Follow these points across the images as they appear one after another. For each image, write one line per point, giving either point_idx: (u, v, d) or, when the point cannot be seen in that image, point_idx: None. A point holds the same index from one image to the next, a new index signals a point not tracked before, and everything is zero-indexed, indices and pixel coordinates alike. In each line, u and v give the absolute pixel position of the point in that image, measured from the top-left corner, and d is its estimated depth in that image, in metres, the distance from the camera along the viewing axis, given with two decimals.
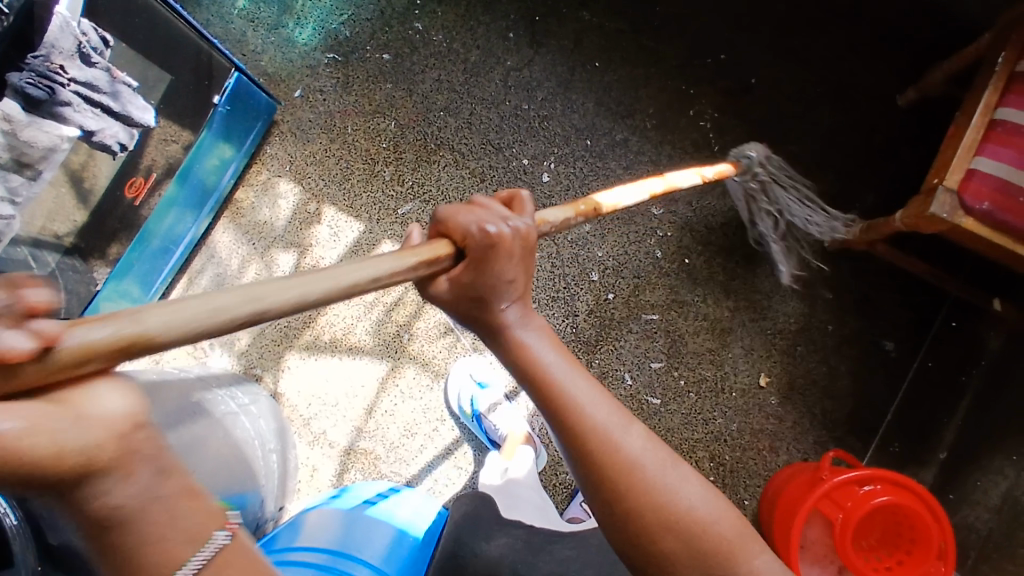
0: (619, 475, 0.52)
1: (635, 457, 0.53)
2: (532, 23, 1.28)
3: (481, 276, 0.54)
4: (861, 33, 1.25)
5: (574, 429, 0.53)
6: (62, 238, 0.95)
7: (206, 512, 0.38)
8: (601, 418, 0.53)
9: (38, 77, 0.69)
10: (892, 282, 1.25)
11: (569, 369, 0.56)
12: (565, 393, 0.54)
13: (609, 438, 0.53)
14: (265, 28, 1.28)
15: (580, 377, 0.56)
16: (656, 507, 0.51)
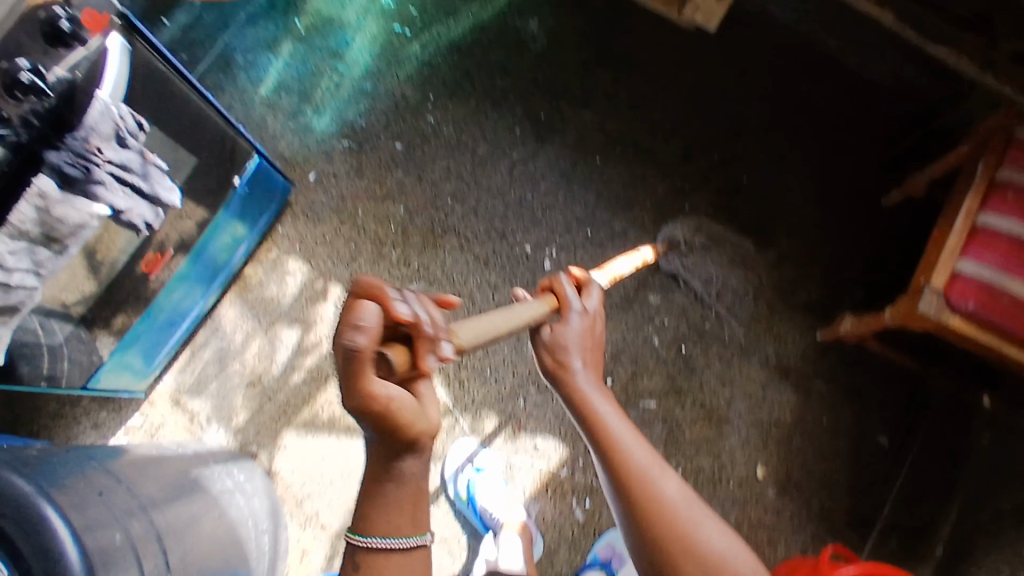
0: (659, 514, 0.68)
1: (676, 503, 0.69)
2: (537, 120, 1.36)
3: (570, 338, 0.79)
4: (846, 139, 1.33)
5: (628, 475, 0.70)
6: (69, 308, 0.93)
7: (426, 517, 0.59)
8: (648, 469, 0.70)
9: (77, 158, 0.73)
10: (883, 376, 1.27)
11: (626, 428, 0.74)
12: (614, 432, 0.73)
13: (655, 484, 0.69)
14: (285, 115, 1.36)
15: (636, 436, 0.73)
16: (689, 543, 0.66)
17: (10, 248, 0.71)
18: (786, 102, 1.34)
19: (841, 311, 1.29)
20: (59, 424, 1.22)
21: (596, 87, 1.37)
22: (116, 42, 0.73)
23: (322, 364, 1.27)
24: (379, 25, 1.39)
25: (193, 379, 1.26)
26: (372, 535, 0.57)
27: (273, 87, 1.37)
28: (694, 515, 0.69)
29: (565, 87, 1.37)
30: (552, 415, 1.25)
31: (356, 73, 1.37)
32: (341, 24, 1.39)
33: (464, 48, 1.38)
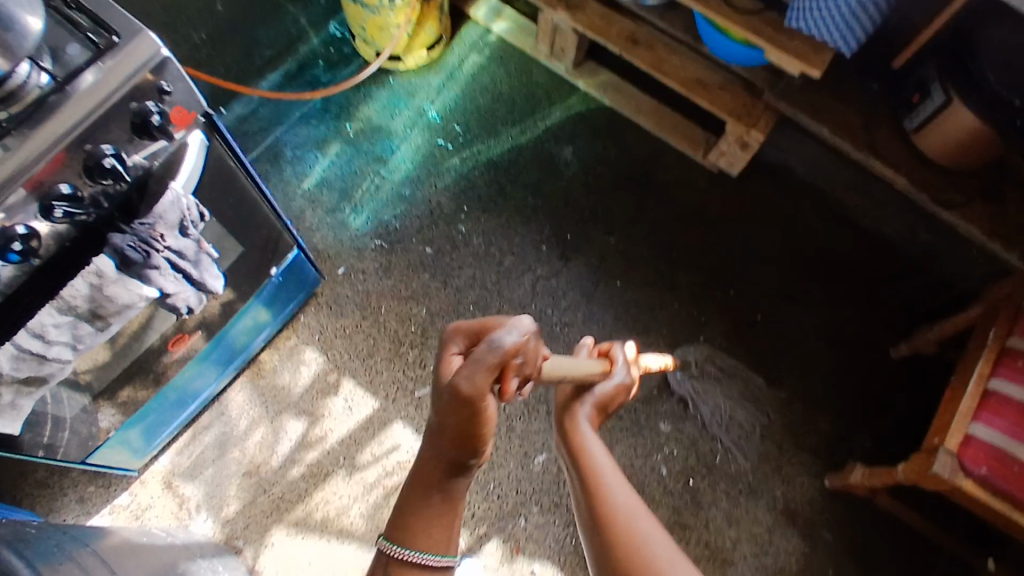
0: (631, 555, 0.55)
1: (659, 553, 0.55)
2: (563, 239, 1.41)
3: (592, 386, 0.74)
4: (858, 289, 1.38)
5: (597, 503, 0.60)
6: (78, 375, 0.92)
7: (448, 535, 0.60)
8: (626, 505, 0.60)
9: (139, 242, 0.76)
10: (890, 531, 1.25)
11: (611, 465, 0.65)
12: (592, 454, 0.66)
13: (630, 522, 0.58)
14: (324, 210, 1.41)
15: (616, 469, 0.65)
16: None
17: (56, 320, 0.74)
18: (802, 248, 1.40)
19: (849, 459, 1.28)
20: (44, 494, 1.20)
21: (621, 215, 1.43)
22: (196, 138, 0.79)
23: (324, 460, 1.26)
24: (424, 138, 1.48)
25: (189, 461, 1.25)
26: (412, 547, 0.58)
27: (317, 182, 1.44)
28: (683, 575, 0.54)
29: (591, 211, 1.44)
30: (552, 538, 1.22)
31: (396, 178, 1.45)
32: (388, 132, 1.48)
33: (500, 167, 1.46)
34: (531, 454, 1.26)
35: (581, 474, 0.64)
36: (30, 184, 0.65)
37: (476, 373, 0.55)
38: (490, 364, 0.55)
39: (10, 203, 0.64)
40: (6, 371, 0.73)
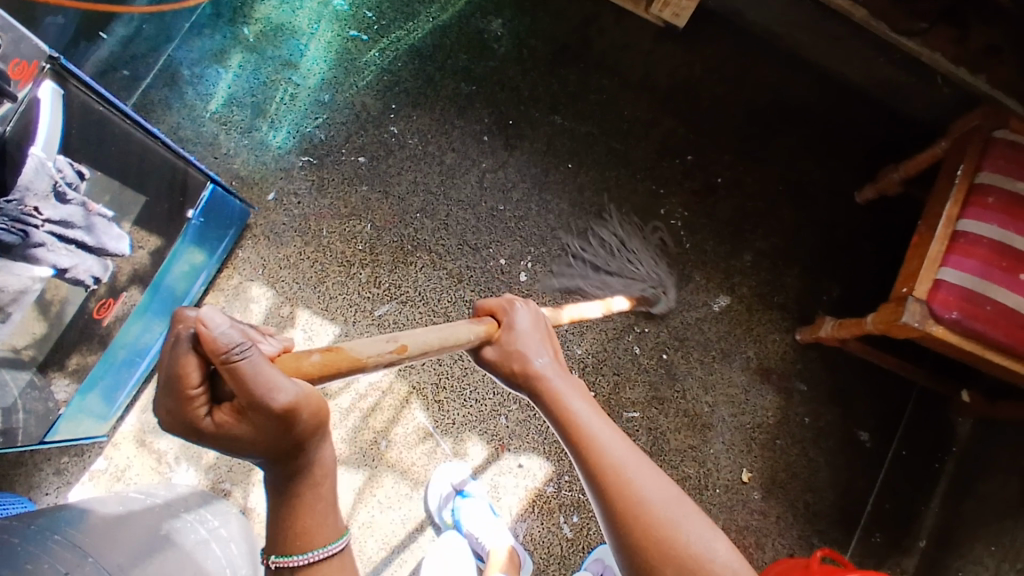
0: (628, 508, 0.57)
1: (663, 509, 0.57)
2: (505, 126, 1.31)
3: (526, 337, 0.72)
4: (818, 135, 1.31)
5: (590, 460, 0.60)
6: (21, 352, 0.87)
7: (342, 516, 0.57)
8: (618, 456, 0.60)
9: (11, 222, 0.65)
10: (863, 373, 1.28)
11: (596, 415, 0.65)
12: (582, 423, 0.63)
13: (632, 481, 0.59)
14: (239, 132, 1.28)
15: (597, 412, 0.65)
16: (678, 556, 0.55)
17: None
18: (758, 100, 1.32)
19: (819, 311, 1.28)
20: (20, 473, 1.15)
21: (564, 90, 1.32)
22: (47, 91, 0.67)
23: None
24: (333, 32, 1.32)
25: (158, 418, 1.20)
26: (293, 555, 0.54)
27: (224, 101, 1.29)
28: (685, 523, 0.57)
29: (531, 91, 1.32)
30: (534, 433, 1.22)
31: (311, 84, 1.30)
32: (293, 31, 1.32)
33: (425, 54, 1.32)
34: None
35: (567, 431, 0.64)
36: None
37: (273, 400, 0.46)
38: (275, 387, 0.46)
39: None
40: None
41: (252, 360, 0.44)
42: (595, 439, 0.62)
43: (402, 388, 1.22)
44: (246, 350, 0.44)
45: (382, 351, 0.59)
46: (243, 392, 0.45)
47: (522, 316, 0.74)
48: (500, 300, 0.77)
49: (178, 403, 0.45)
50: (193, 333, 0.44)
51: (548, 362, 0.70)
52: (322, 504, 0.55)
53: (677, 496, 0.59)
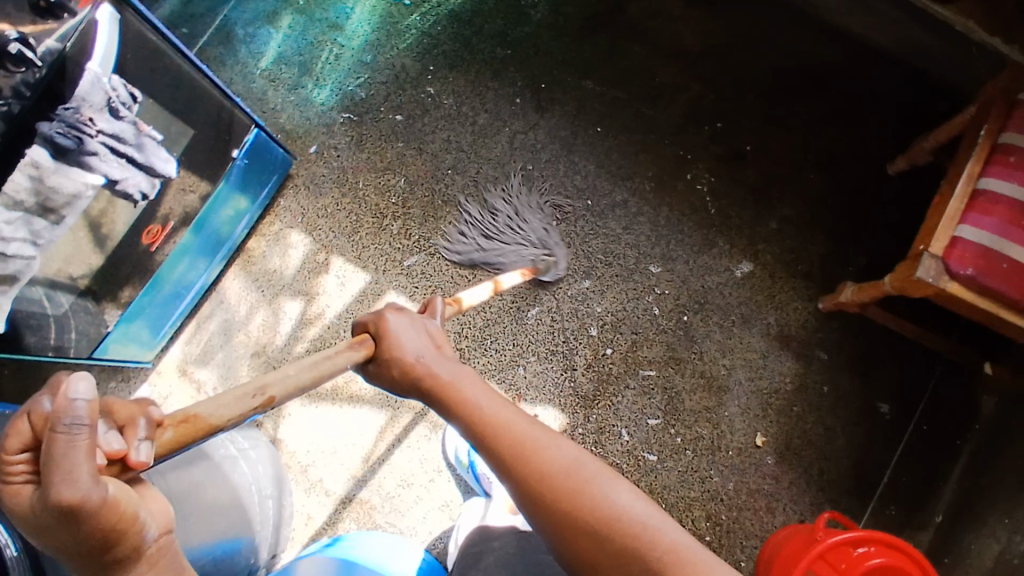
0: (535, 480, 0.59)
1: (568, 475, 0.59)
2: (537, 90, 1.35)
3: (402, 338, 0.68)
4: (852, 102, 1.30)
5: (490, 440, 0.61)
6: (77, 281, 0.96)
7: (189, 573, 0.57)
8: (518, 431, 0.62)
9: (68, 128, 0.73)
10: (886, 344, 1.27)
11: (487, 393, 0.65)
12: (474, 404, 0.64)
13: (539, 450, 0.60)
14: (286, 88, 1.36)
15: (500, 397, 0.65)
16: (589, 517, 0.57)
17: (6, 217, 0.72)
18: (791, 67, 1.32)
19: (843, 280, 1.27)
20: None
21: (596, 56, 1.35)
22: (107, 14, 0.74)
23: (324, 334, 1.28)
24: None
25: (200, 350, 1.28)
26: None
27: (274, 59, 1.37)
28: (597, 484, 0.58)
29: (563, 56, 1.35)
30: (551, 385, 1.25)
31: (355, 45, 1.37)
32: None
33: (463, 19, 1.37)
34: (524, 309, 1.28)
35: (461, 415, 0.64)
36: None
37: (98, 510, 0.47)
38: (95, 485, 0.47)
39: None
40: None
41: (77, 448, 0.45)
42: (498, 423, 0.62)
43: None
44: (69, 448, 0.45)
45: (252, 400, 0.56)
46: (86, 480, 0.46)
47: (385, 319, 0.69)
48: (371, 315, 0.71)
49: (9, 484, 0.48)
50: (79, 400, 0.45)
51: (426, 355, 0.68)
52: None
53: (583, 459, 0.60)
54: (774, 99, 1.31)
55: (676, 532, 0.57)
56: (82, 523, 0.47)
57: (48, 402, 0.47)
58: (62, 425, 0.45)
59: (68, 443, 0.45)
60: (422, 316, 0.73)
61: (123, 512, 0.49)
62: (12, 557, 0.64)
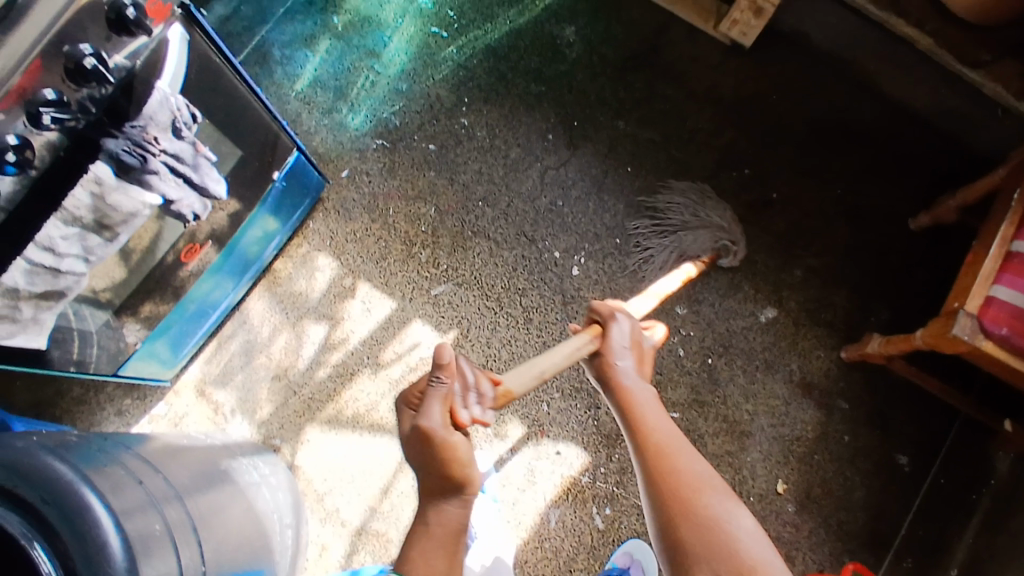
0: (670, 476, 0.70)
1: (697, 482, 0.69)
2: (570, 127, 1.36)
3: (619, 340, 0.81)
4: (876, 157, 1.33)
5: (645, 436, 0.74)
6: (107, 298, 0.94)
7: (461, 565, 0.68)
8: (669, 440, 0.73)
9: (133, 146, 0.74)
10: (906, 396, 1.28)
11: (655, 404, 0.78)
12: (641, 407, 0.77)
13: (682, 456, 0.72)
14: (320, 111, 1.36)
15: (658, 406, 0.78)
16: (702, 517, 0.67)
17: (63, 232, 0.72)
18: (817, 119, 1.35)
19: (865, 331, 1.29)
20: (83, 410, 1.23)
21: (629, 97, 1.37)
22: (176, 34, 0.74)
23: (347, 360, 1.27)
24: (416, 27, 1.40)
25: (219, 370, 1.26)
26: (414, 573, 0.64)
27: (309, 82, 1.37)
28: (711, 494, 0.69)
29: (597, 96, 1.37)
30: (575, 422, 1.25)
31: (392, 73, 1.38)
32: (379, 23, 1.40)
33: (500, 54, 1.39)
34: (550, 344, 1.27)
35: (629, 412, 0.77)
36: (7, 100, 0.61)
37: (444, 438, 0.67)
38: (442, 431, 0.67)
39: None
40: (21, 287, 0.72)
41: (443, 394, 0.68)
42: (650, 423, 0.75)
43: None
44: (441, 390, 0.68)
45: (533, 380, 0.75)
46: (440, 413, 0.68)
47: (622, 320, 0.83)
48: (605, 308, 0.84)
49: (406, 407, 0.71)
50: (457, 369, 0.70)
51: (626, 363, 0.81)
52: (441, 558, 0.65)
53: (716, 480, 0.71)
54: (800, 150, 1.34)
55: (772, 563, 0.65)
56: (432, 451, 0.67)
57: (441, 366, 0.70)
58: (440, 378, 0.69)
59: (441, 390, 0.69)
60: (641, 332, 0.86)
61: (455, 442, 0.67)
62: None
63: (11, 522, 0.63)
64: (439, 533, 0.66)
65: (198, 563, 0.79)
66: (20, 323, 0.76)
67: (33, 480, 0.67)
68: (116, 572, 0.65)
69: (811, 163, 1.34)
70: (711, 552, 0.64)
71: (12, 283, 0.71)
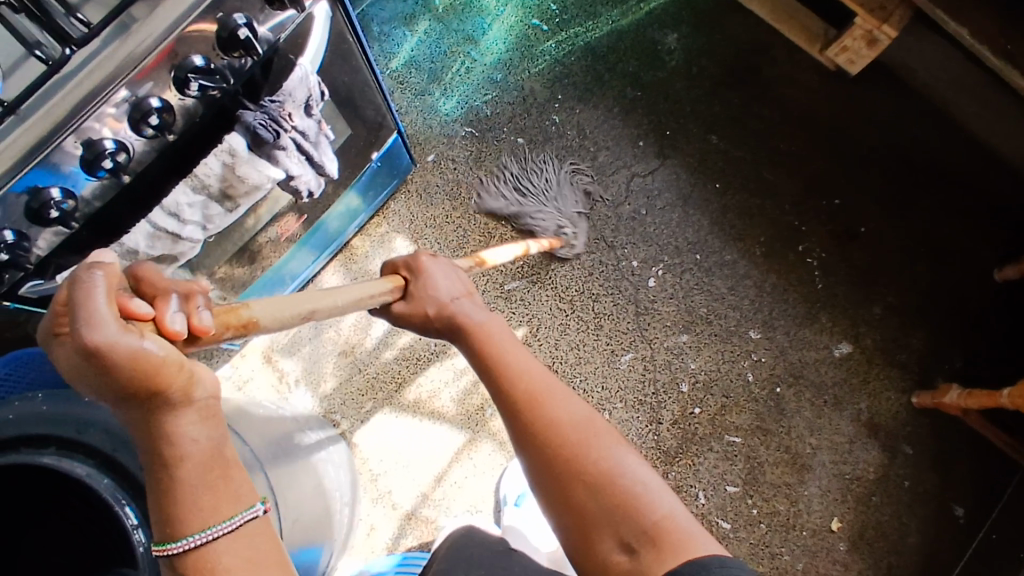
0: (547, 435, 0.61)
1: (579, 430, 0.62)
2: (661, 136, 1.34)
3: (440, 280, 0.74)
4: (972, 202, 1.30)
5: (506, 384, 0.64)
6: (206, 262, 0.95)
7: (245, 477, 0.52)
8: (541, 385, 0.64)
9: (269, 120, 0.74)
10: (973, 449, 1.25)
11: (512, 341, 0.70)
12: (504, 353, 0.67)
13: (553, 408, 0.62)
14: (413, 93, 1.36)
15: (516, 342, 0.70)
16: (589, 475, 0.59)
17: (190, 200, 0.76)
18: (916, 157, 1.31)
19: (939, 378, 1.26)
20: None
21: (725, 112, 1.35)
22: (323, 11, 0.73)
23: (415, 345, 1.26)
24: (516, 17, 1.39)
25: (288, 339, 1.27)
26: (186, 536, 0.49)
27: (404, 61, 1.37)
28: (599, 442, 0.61)
29: (692, 107, 1.35)
30: (634, 434, 1.25)
31: (487, 61, 1.37)
32: (480, 10, 1.39)
33: (598, 54, 1.37)
34: (618, 353, 1.28)
35: (481, 354, 0.68)
36: (141, 75, 0.59)
37: (134, 359, 0.43)
38: (108, 325, 0.42)
39: (119, 100, 0.59)
40: (141, 249, 0.76)
41: (90, 290, 0.41)
42: (510, 362, 0.66)
43: None
44: (92, 295, 0.41)
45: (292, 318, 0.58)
46: (92, 313, 0.41)
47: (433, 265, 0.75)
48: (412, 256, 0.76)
49: (57, 340, 0.44)
50: (100, 273, 0.42)
51: (459, 298, 0.73)
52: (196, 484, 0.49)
53: (594, 420, 0.63)
54: (894, 186, 1.31)
55: (657, 485, 0.61)
56: (103, 367, 0.43)
57: (98, 271, 0.42)
58: (77, 279, 0.42)
59: (89, 292, 0.41)
60: (456, 267, 0.78)
61: (174, 363, 0.45)
62: (137, 542, 0.58)
63: (101, 485, 0.60)
64: (191, 461, 0.49)
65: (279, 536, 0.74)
66: None
67: (132, 445, 0.61)
68: None
69: (904, 200, 1.31)
70: (610, 513, 0.58)
71: (134, 245, 0.74)
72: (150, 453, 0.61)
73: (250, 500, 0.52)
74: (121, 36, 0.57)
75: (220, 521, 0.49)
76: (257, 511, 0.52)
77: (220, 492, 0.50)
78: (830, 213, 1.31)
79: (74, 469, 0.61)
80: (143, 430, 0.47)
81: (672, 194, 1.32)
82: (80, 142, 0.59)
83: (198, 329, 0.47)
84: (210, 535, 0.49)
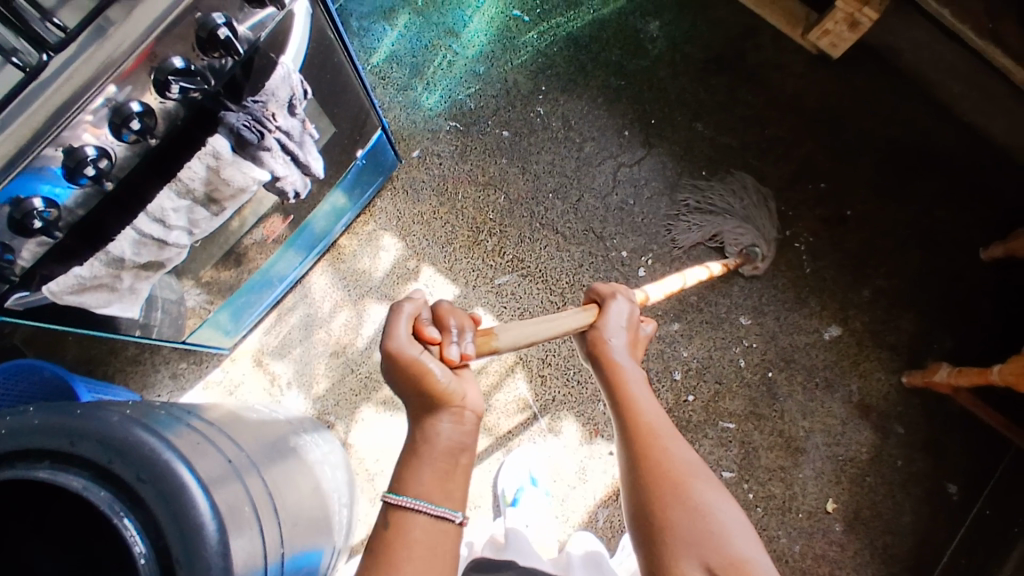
0: (653, 470, 0.65)
1: (686, 472, 0.66)
2: (646, 125, 1.34)
3: (614, 321, 0.77)
4: (955, 182, 1.31)
5: (630, 419, 0.70)
6: (192, 268, 0.93)
7: (459, 495, 0.63)
8: (658, 426, 0.69)
9: (252, 121, 0.74)
10: (964, 426, 1.26)
11: (642, 385, 0.74)
12: (631, 392, 0.72)
13: (666, 449, 0.67)
14: (395, 88, 1.34)
15: (646, 388, 0.73)
16: (687, 509, 0.63)
17: (175, 204, 0.74)
18: (899, 139, 1.32)
19: (929, 357, 1.27)
20: (137, 370, 1.22)
21: (710, 99, 1.35)
22: (303, 8, 0.72)
23: None
24: (497, 8, 1.37)
25: (278, 342, 1.26)
26: (405, 495, 0.60)
27: (385, 56, 1.35)
28: (703, 485, 0.65)
29: (676, 94, 1.35)
30: None
31: (470, 54, 1.36)
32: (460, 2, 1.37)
33: (581, 44, 1.36)
34: None
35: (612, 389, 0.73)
36: (120, 80, 0.57)
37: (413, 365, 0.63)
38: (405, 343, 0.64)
39: (96, 107, 0.57)
40: (128, 257, 0.74)
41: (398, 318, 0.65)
42: (637, 400, 0.71)
43: (509, 356, 1.26)
44: (397, 325, 0.65)
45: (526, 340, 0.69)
46: (396, 337, 0.64)
47: (619, 304, 0.78)
48: (607, 289, 0.80)
49: None
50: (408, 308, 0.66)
51: (617, 340, 0.76)
52: (428, 471, 0.62)
53: (700, 468, 0.67)
54: (877, 168, 1.32)
55: (749, 545, 0.62)
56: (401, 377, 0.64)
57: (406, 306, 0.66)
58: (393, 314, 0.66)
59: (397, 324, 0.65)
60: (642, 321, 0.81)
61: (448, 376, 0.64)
62: (138, 555, 0.58)
63: (98, 497, 0.59)
64: (433, 453, 0.63)
65: (279, 541, 0.73)
66: (117, 292, 0.79)
67: (126, 456, 0.60)
68: (209, 542, 0.59)
69: (888, 182, 1.32)
70: (701, 539, 0.61)
71: (120, 253, 0.73)
72: (146, 464, 0.60)
73: (454, 507, 0.62)
74: (98, 39, 0.54)
75: (433, 503, 0.60)
76: (454, 515, 0.61)
77: (440, 485, 0.62)
78: (815, 197, 1.32)
79: (72, 482, 0.60)
80: (416, 428, 0.65)
81: (657, 182, 1.32)
82: (61, 149, 0.58)
83: (464, 354, 0.66)
84: (418, 507, 0.60)
